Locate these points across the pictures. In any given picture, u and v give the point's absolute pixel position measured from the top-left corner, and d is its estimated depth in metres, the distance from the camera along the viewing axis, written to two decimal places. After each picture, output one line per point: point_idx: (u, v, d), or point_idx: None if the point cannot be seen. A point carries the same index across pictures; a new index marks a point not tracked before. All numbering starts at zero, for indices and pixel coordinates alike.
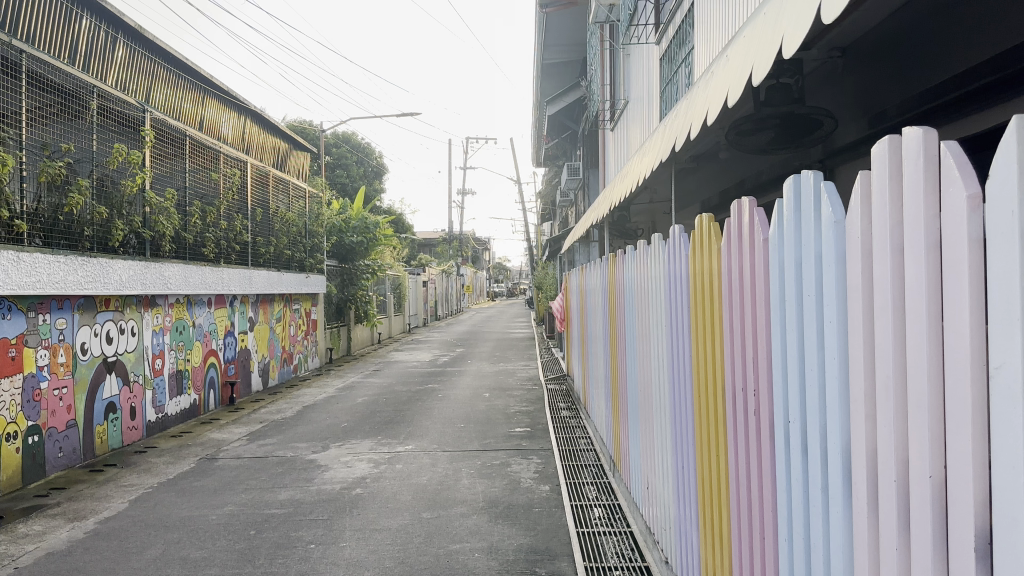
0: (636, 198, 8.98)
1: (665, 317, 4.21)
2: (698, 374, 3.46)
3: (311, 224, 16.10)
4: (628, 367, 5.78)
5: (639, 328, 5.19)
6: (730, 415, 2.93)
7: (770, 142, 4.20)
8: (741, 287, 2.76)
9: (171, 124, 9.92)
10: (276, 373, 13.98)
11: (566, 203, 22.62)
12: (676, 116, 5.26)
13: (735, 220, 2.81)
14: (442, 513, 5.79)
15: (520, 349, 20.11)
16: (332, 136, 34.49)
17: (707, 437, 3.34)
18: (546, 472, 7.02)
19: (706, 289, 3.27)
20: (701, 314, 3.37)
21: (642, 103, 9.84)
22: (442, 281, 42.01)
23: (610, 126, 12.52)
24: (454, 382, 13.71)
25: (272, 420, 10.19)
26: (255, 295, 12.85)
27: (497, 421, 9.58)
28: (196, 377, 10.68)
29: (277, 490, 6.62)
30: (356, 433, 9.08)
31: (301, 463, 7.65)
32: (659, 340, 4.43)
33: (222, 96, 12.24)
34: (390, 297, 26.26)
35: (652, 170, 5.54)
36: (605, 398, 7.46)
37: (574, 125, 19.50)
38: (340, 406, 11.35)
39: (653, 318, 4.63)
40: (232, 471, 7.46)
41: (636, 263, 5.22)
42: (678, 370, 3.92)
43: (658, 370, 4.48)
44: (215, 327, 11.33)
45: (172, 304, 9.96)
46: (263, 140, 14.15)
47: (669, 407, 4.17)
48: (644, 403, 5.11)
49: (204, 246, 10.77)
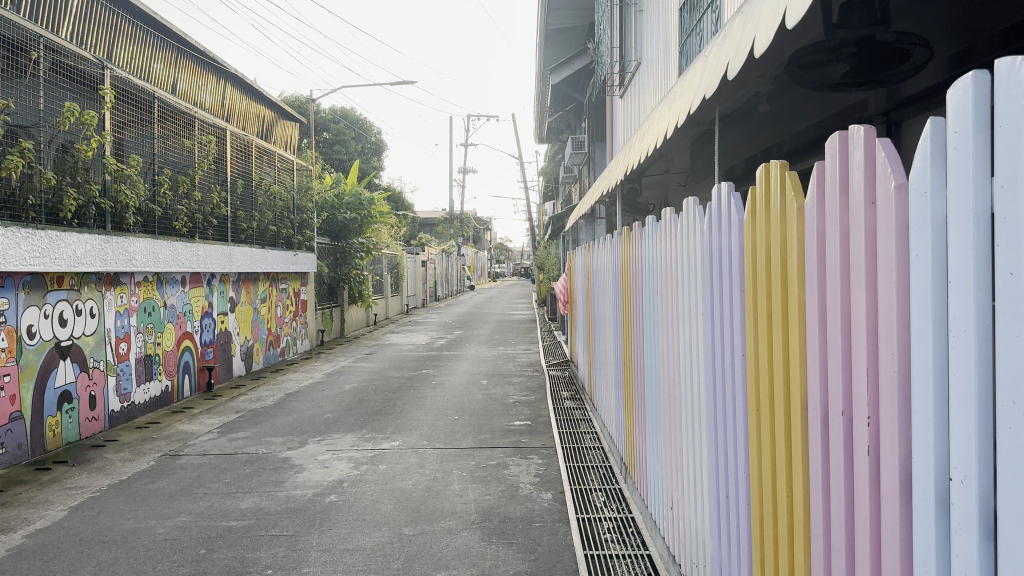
0: (649, 167, 8.09)
1: (704, 303, 3.29)
2: (756, 381, 2.56)
3: (300, 199, 15.20)
4: (648, 359, 4.87)
5: (664, 315, 4.29)
6: (817, 445, 2.03)
7: (844, 79, 3.33)
8: (842, 259, 1.86)
9: (136, 84, 9.01)
10: (261, 357, 13.14)
11: (569, 178, 21.64)
12: (693, 74, 4.36)
13: (833, 165, 1.90)
14: (426, 528, 4.95)
15: (520, 332, 19.27)
16: (329, 112, 33.41)
17: (769, 468, 2.44)
18: (547, 476, 6.17)
19: (773, 265, 2.35)
20: (763, 299, 2.45)
21: (657, 63, 8.91)
22: (443, 262, 41.14)
23: (619, 91, 11.59)
24: (450, 367, 12.87)
25: (250, 410, 9.35)
26: (236, 274, 11.98)
27: (495, 414, 8.72)
28: (168, 362, 9.83)
29: (240, 497, 5.78)
30: (338, 426, 8.22)
31: (273, 461, 6.80)
32: (694, 334, 3.51)
33: (200, 58, 11.33)
34: (388, 277, 25.37)
35: (666, 134, 4.60)
36: (614, 389, 6.60)
37: (579, 96, 18.57)
38: (326, 393, 10.51)
39: (684, 305, 3.72)
40: (193, 471, 6.61)
41: (661, 236, 4.31)
42: (725, 372, 3.00)
43: (694, 370, 3.56)
44: (190, 308, 10.48)
45: (138, 283, 9.11)
46: (247, 108, 13.24)
47: (710, 417, 3.25)
48: (669, 405, 4.25)
49: (175, 219, 9.88)
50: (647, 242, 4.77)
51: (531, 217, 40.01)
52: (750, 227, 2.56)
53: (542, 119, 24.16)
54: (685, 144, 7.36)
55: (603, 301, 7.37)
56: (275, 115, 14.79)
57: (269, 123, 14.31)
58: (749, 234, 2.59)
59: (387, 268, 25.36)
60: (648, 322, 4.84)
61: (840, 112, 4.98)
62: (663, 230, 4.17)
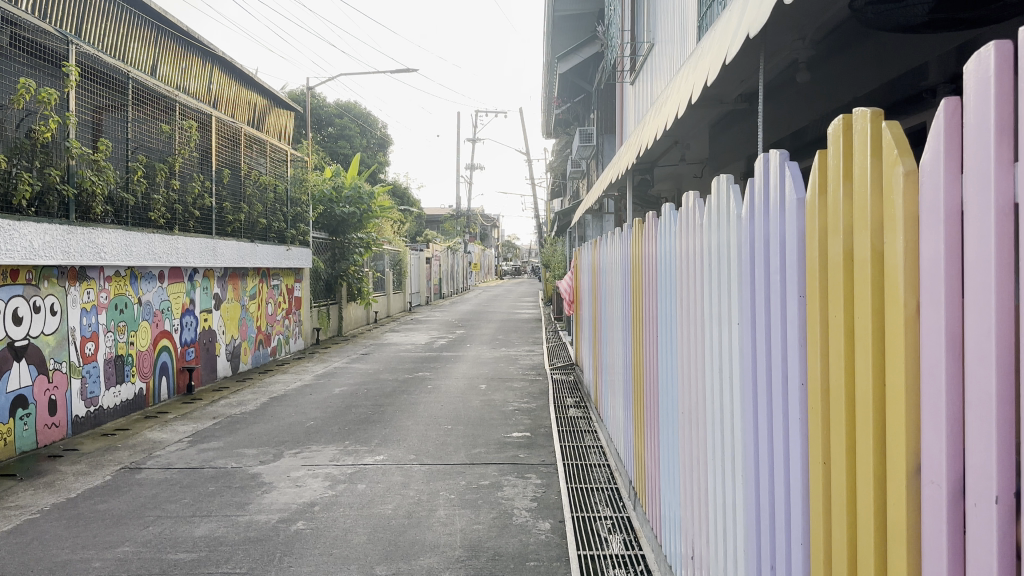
0: (662, 155, 7.36)
1: (741, 312, 2.55)
2: (819, 422, 1.84)
3: (294, 191, 14.53)
4: (665, 372, 4.11)
5: (685, 321, 3.54)
6: (941, 541, 1.33)
7: (929, 21, 2.91)
8: (1000, 251, 1.19)
9: (106, 63, 8.32)
10: (249, 356, 12.46)
11: (577, 174, 20.94)
12: (707, 46, 3.67)
13: (976, 107, 1.23)
14: (402, 568, 4.24)
15: (525, 332, 18.58)
16: (334, 106, 32.69)
17: (840, 548, 1.72)
18: (546, 500, 5.45)
19: (855, 261, 1.63)
20: (836, 307, 1.72)
21: (672, 43, 8.22)
22: (449, 259, 40.41)
23: (629, 77, 10.88)
24: (449, 370, 12.15)
25: (228, 416, 8.65)
26: (222, 269, 11.30)
27: (492, 423, 8.00)
28: (143, 363, 9.17)
29: (196, 522, 5.09)
30: (320, 435, 7.52)
31: (240, 479, 6.10)
32: (727, 351, 2.77)
33: (183, 39, 10.66)
34: (390, 273, 24.67)
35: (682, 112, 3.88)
36: (623, 402, 5.87)
37: (587, 86, 17.85)
38: (314, 397, 9.81)
39: (713, 313, 2.97)
40: (151, 489, 5.91)
41: (679, 229, 3.58)
42: (770, 404, 2.26)
43: (725, 397, 2.81)
44: (169, 306, 9.81)
45: (109, 278, 8.43)
46: (238, 95, 12.58)
47: (746, 461, 2.52)
48: (688, 432, 3.52)
49: (151, 209, 9.21)
50: (664, 236, 4.02)
51: (538, 214, 39.22)
52: (812, 206, 1.83)
53: (551, 111, 23.49)
54: (703, 126, 6.62)
55: (611, 301, 6.64)
56: (269, 102, 14.12)
57: (262, 111, 13.64)
58: (809, 216, 1.87)
59: (389, 265, 24.69)
60: (663, 331, 4.11)
61: (876, 90, 4.14)
62: (686, 219, 3.42)
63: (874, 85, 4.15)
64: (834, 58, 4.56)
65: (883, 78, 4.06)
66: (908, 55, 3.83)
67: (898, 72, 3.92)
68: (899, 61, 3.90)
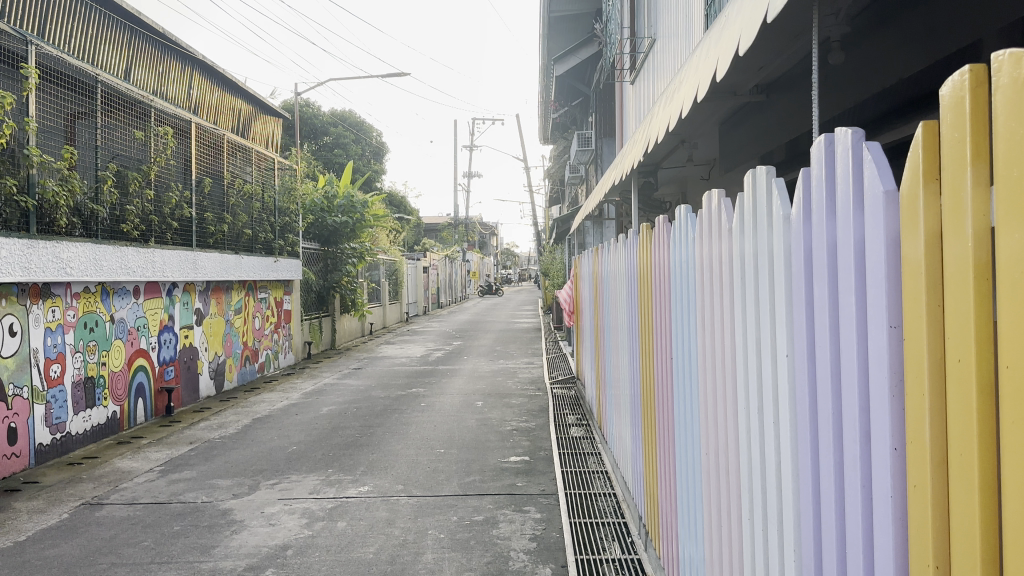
0: (667, 155, 6.82)
1: (785, 338, 2.05)
2: (927, 498, 1.35)
3: (282, 199, 13.99)
4: (682, 400, 3.55)
5: (705, 344, 3.00)
6: None
7: None
8: None
9: (71, 65, 7.78)
10: (234, 374, 11.89)
11: (578, 179, 20.42)
12: (725, 18, 3.16)
13: None
14: None
15: (524, 342, 18.04)
16: (329, 115, 32.15)
17: None
18: (546, 539, 4.89)
19: (1001, 278, 1.17)
20: (961, 340, 1.26)
21: (677, 35, 7.70)
22: (447, 267, 39.84)
23: (629, 74, 10.37)
24: (444, 385, 11.60)
25: (206, 441, 8.09)
26: (204, 283, 10.76)
27: (489, 446, 7.45)
28: (116, 385, 8.61)
29: (154, 571, 4.52)
30: (303, 462, 6.97)
31: (209, 516, 5.54)
32: (762, 383, 2.27)
33: (158, 41, 10.12)
34: (385, 283, 24.14)
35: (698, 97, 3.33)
36: (631, 423, 5.32)
37: (585, 89, 17.37)
38: (299, 418, 9.25)
39: (743, 336, 2.46)
40: (110, 529, 5.35)
41: (699, 236, 3.06)
42: (828, 462, 1.75)
43: (758, 440, 2.31)
44: (145, 323, 9.26)
45: (77, 295, 7.89)
46: (221, 100, 12.05)
47: (793, 530, 2.01)
48: (711, 472, 2.98)
49: (124, 221, 8.67)
50: (678, 244, 3.49)
51: (537, 222, 38.74)
52: (915, 200, 1.37)
53: (548, 115, 23.02)
54: (711, 122, 6.09)
55: (615, 311, 6.10)
56: (255, 108, 13.57)
57: (246, 118, 13.11)
58: (909, 218, 1.40)
59: (385, 274, 24.15)
60: (678, 352, 3.58)
61: (921, 71, 3.62)
62: (708, 221, 2.91)
63: (922, 66, 3.60)
64: (877, 32, 3.98)
65: (931, 57, 3.53)
66: (965, 27, 3.29)
67: (948, 48, 3.40)
68: (950, 38, 3.37)
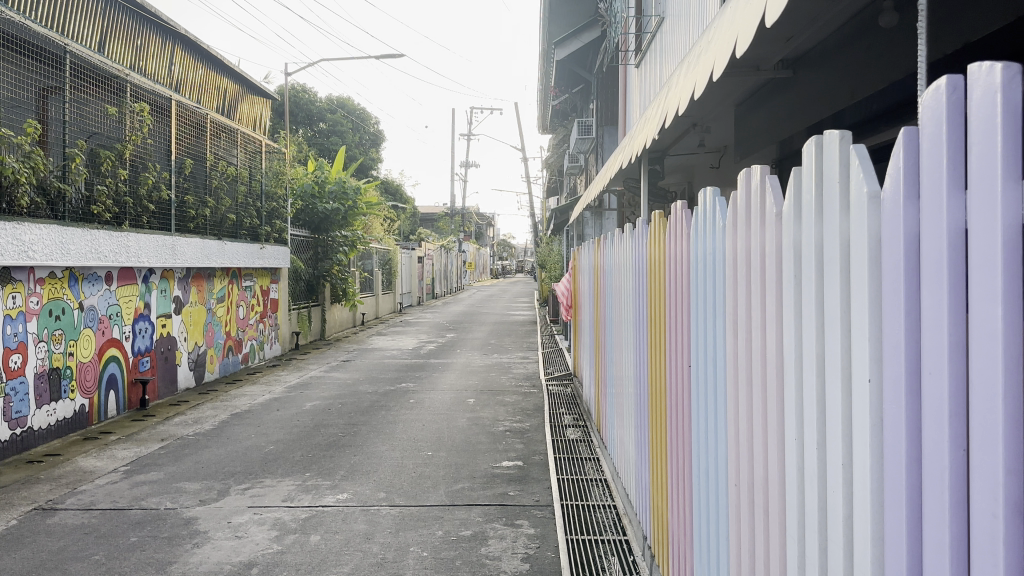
0: (677, 140, 6.33)
1: (866, 355, 1.54)
2: None
3: (269, 184, 13.45)
4: (702, 407, 3.00)
5: (738, 353, 2.47)
6: None
7: None
8: None
9: (38, 33, 7.23)
10: (216, 365, 11.40)
11: (576, 168, 19.91)
12: None
13: None
14: None
15: (520, 336, 17.55)
16: (325, 101, 31.52)
17: None
18: (539, 561, 4.39)
19: None
20: None
21: (688, 11, 7.18)
22: (442, 257, 39.34)
23: (634, 57, 9.86)
24: (435, 380, 11.12)
25: (178, 438, 7.58)
26: (183, 269, 10.24)
27: (480, 449, 6.97)
28: (85, 376, 8.11)
29: None
30: (279, 465, 6.47)
31: (170, 526, 5.04)
32: (822, 413, 1.75)
33: (136, 13, 9.56)
34: (378, 273, 23.61)
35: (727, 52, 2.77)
36: (635, 425, 4.82)
37: (586, 75, 16.83)
38: (280, 413, 8.76)
39: (790, 348, 1.94)
40: (60, 539, 4.85)
41: (729, 221, 2.50)
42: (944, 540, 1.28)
43: (811, 484, 1.82)
44: (118, 311, 8.75)
45: (41, 281, 7.37)
46: (205, 78, 11.50)
47: None
48: (740, 503, 2.46)
49: (94, 202, 8.15)
50: (699, 232, 2.93)
51: (534, 213, 38.19)
52: None
53: (547, 103, 22.50)
54: (726, 104, 5.60)
55: (619, 304, 5.59)
56: (242, 89, 13.01)
57: (233, 98, 12.56)
58: None
59: (377, 263, 23.60)
60: (698, 355, 3.04)
61: (1000, 30, 3.20)
62: (740, 205, 2.35)
63: (999, 25, 3.19)
64: None
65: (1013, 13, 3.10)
66: None
67: None
68: None
